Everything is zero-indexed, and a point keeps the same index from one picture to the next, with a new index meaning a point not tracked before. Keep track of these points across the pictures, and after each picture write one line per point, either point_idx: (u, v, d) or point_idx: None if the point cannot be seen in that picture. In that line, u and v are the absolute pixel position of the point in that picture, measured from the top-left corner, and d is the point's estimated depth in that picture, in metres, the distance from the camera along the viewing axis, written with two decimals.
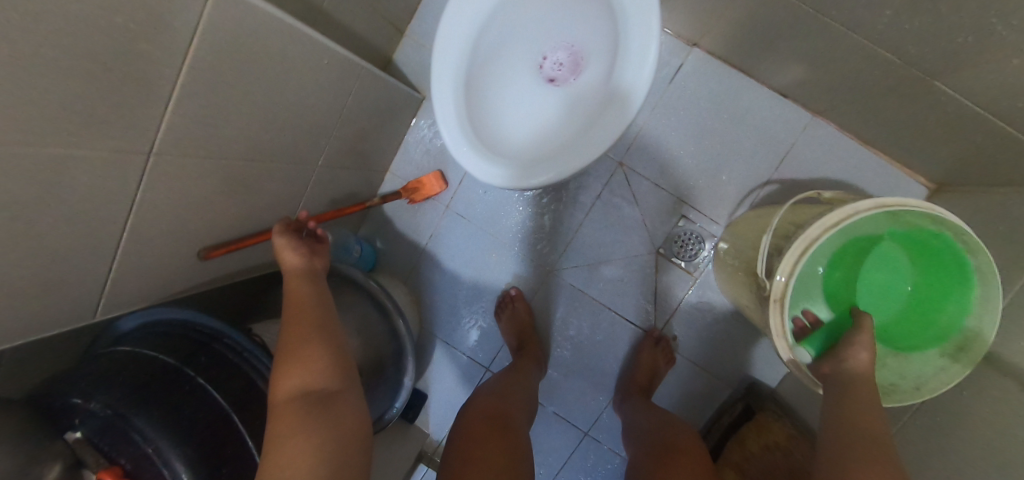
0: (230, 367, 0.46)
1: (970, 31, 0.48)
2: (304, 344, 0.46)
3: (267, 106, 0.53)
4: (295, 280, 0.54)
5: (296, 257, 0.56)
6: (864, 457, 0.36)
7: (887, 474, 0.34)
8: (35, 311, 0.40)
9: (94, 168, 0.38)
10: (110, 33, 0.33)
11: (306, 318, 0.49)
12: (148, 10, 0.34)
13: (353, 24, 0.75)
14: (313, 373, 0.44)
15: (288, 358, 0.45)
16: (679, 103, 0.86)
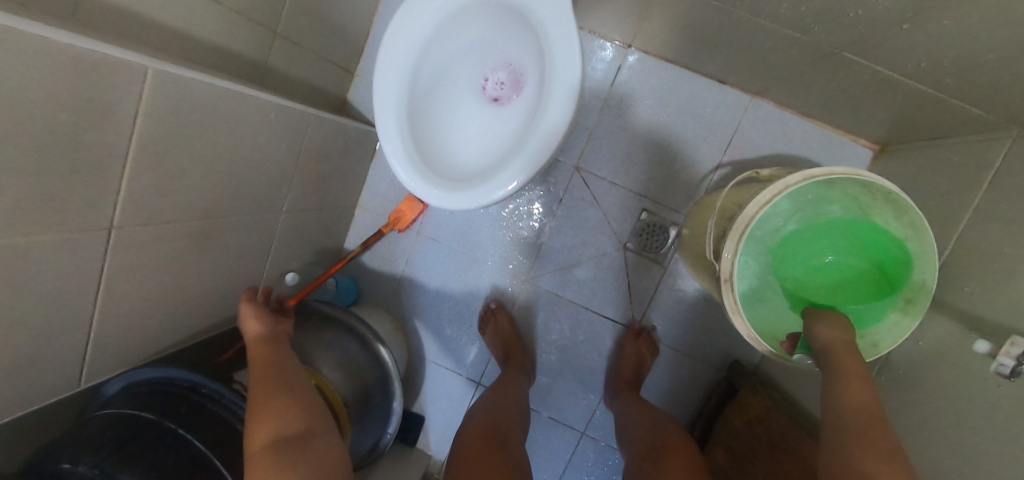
0: (209, 415, 0.49)
1: (857, 7, 0.51)
2: (274, 397, 0.48)
3: (221, 167, 0.57)
4: (258, 345, 0.58)
5: (259, 326, 0.60)
6: (861, 434, 0.38)
7: (885, 448, 0.36)
8: (16, 391, 0.43)
9: (59, 251, 0.41)
10: (56, 130, 0.36)
11: (273, 375, 0.52)
12: (89, 104, 0.38)
13: (299, 75, 0.79)
14: (287, 421, 0.46)
15: (259, 411, 0.47)
16: (624, 103, 0.90)
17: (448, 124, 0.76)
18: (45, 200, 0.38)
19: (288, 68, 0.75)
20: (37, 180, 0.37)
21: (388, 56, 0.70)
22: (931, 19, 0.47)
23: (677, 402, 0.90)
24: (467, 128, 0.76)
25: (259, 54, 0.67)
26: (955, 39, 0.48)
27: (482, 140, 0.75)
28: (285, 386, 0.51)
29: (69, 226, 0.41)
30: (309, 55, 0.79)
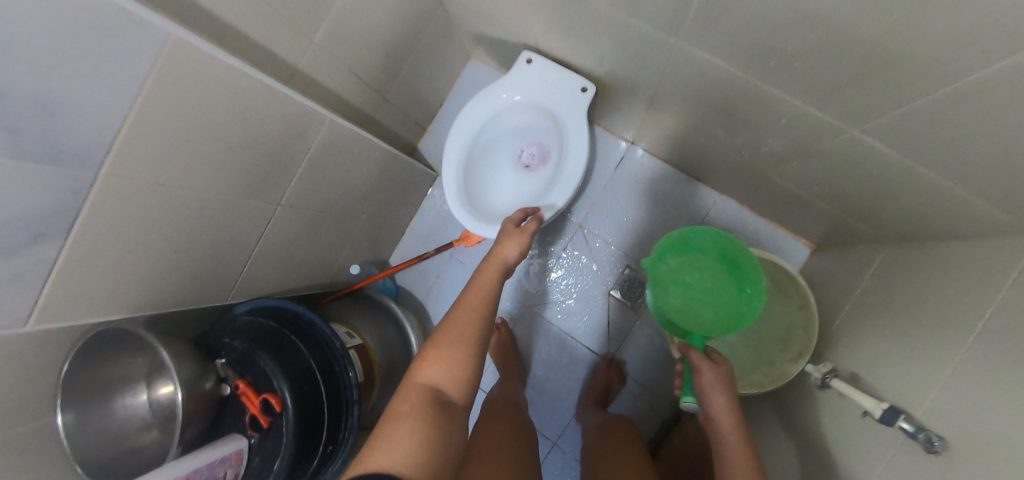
0: (308, 333, 0.72)
1: (771, 145, 0.78)
2: (462, 343, 0.51)
3: (340, 181, 0.85)
4: (492, 269, 0.63)
5: (512, 252, 0.67)
6: None
7: None
8: (196, 292, 0.68)
9: (250, 211, 0.68)
10: (274, 141, 0.65)
11: (477, 318, 0.54)
12: (292, 131, 0.67)
13: (392, 127, 1.10)
14: (451, 376, 0.49)
15: (440, 353, 0.50)
16: (622, 184, 1.18)
17: (492, 178, 1.05)
18: (252, 177, 0.65)
19: (386, 122, 1.06)
20: (253, 164, 0.64)
21: (458, 127, 1.01)
22: (815, 157, 0.72)
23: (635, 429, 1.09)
24: (505, 183, 1.05)
25: (371, 110, 0.98)
26: (829, 175, 0.73)
27: (514, 193, 1.03)
28: (466, 341, 0.52)
29: (256, 195, 0.68)
30: (402, 114, 1.10)
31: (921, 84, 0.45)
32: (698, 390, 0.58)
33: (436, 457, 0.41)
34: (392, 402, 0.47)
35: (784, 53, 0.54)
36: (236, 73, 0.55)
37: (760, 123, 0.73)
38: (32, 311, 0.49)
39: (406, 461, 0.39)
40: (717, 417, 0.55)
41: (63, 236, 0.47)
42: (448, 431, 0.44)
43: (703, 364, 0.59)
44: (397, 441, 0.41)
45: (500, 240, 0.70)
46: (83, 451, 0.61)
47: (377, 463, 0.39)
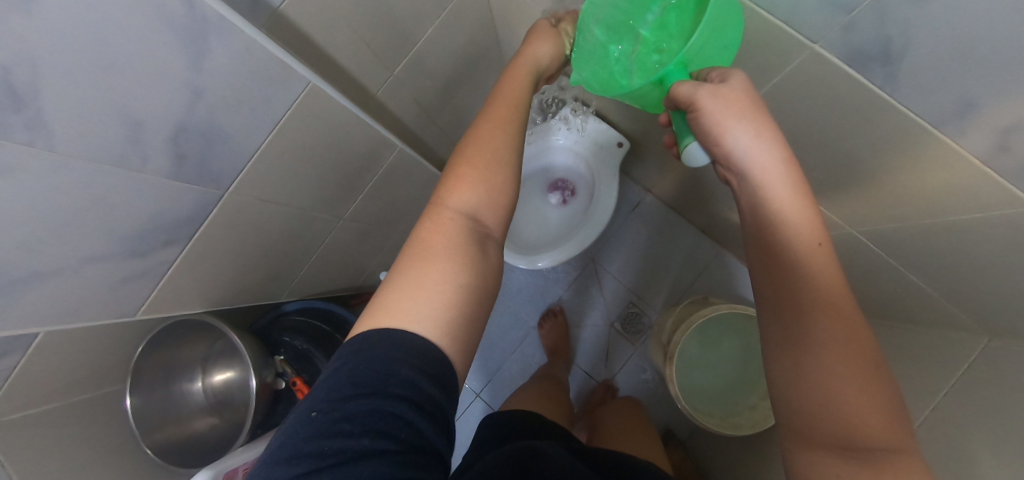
0: None
1: None
2: (488, 159, 0.44)
3: (393, 198, 0.91)
4: (522, 66, 0.54)
5: (545, 51, 0.56)
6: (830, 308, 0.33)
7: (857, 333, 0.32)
8: (257, 291, 0.73)
9: (320, 223, 0.75)
10: (354, 164, 0.71)
11: (503, 134, 0.45)
12: (369, 157, 0.74)
13: (434, 146, 1.16)
14: (482, 195, 0.43)
15: (464, 170, 0.43)
16: (635, 226, 1.21)
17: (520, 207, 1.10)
18: (328, 196, 0.71)
19: (431, 142, 1.12)
20: (333, 185, 0.70)
21: None
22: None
23: None
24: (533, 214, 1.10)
25: (425, 131, 1.04)
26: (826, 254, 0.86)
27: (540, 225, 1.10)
28: (495, 155, 0.44)
29: (327, 210, 0.74)
30: (446, 135, 1.16)
31: (925, 213, 0.56)
32: (708, 139, 0.40)
33: (467, 299, 0.38)
34: (416, 230, 0.41)
35: (813, 163, 0.65)
36: (347, 113, 0.62)
37: None
38: (144, 303, 0.55)
39: (433, 321, 0.35)
40: (751, 163, 0.38)
41: (185, 241, 0.54)
42: (481, 263, 0.41)
43: (707, 102, 0.38)
44: (416, 289, 0.36)
45: (529, 35, 0.58)
46: (148, 437, 0.64)
47: (404, 326, 0.34)
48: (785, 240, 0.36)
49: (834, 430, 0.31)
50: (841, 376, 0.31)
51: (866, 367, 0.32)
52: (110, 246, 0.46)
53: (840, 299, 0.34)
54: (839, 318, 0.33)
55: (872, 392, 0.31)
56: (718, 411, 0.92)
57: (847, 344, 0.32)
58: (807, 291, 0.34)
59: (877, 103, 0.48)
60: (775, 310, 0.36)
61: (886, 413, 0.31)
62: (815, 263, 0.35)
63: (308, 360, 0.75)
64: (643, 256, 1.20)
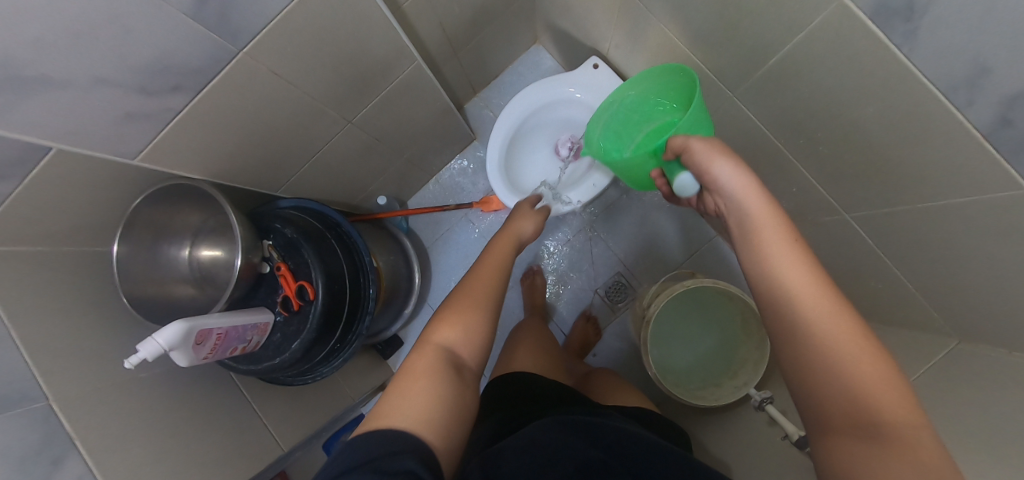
0: (347, 245, 0.81)
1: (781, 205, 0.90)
2: (468, 307, 0.54)
3: (403, 117, 0.92)
4: (501, 241, 0.70)
5: (525, 229, 0.77)
6: (825, 295, 0.37)
7: (851, 314, 0.36)
8: (255, 174, 0.74)
9: (327, 120, 0.75)
10: (371, 64, 0.71)
11: (482, 290, 0.56)
12: (387, 62, 0.74)
13: (454, 84, 1.15)
14: (463, 334, 0.51)
15: (449, 311, 0.53)
16: (636, 199, 1.22)
17: (526, 155, 1.09)
18: (338, 91, 0.71)
19: (451, 78, 1.11)
20: (347, 81, 0.71)
21: (515, 102, 1.01)
22: (814, 228, 0.85)
23: None
24: (536, 166, 1.10)
25: (445, 64, 1.04)
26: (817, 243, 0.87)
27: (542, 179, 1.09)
28: (473, 303, 0.54)
29: (335, 107, 0.74)
30: (466, 75, 1.16)
31: (922, 197, 0.57)
32: (698, 172, 0.50)
33: (447, 406, 0.43)
34: (405, 359, 0.49)
35: (822, 135, 0.65)
36: (374, 6, 0.62)
37: (777, 185, 0.86)
38: (145, 148, 0.56)
39: (416, 416, 0.41)
40: (730, 184, 0.45)
41: (195, 92, 0.54)
42: (460, 386, 0.47)
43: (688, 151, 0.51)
44: (402, 396, 0.42)
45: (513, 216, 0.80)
46: (128, 290, 0.63)
47: (389, 424, 0.39)
48: (764, 249, 0.41)
49: (855, 422, 0.32)
50: (846, 367, 0.34)
51: (862, 356, 0.34)
52: (118, 73, 0.46)
53: (830, 301, 0.36)
54: (833, 319, 0.36)
55: (881, 384, 0.32)
56: (685, 384, 0.92)
57: (847, 340, 0.34)
58: (794, 281, 0.38)
59: (893, 67, 0.48)
60: (776, 321, 0.39)
61: (897, 394, 0.32)
62: (796, 277, 0.38)
63: (295, 251, 0.73)
64: (638, 231, 1.21)
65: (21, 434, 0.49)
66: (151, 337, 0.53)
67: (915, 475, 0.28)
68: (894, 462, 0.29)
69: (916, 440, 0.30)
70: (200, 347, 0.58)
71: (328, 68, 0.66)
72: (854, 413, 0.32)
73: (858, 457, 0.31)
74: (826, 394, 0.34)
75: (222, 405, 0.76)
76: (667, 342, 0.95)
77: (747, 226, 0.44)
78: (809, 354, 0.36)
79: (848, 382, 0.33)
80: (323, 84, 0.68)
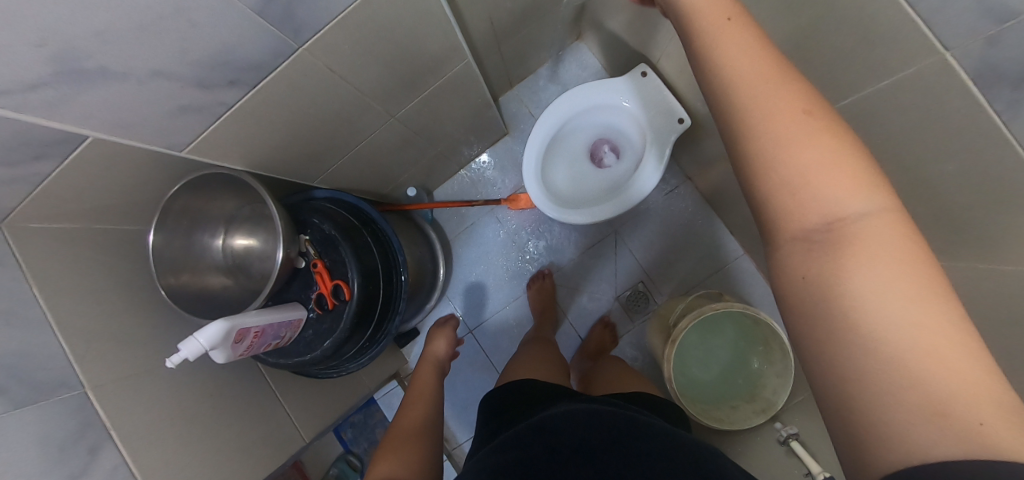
0: (380, 241, 0.78)
1: None
2: (398, 450, 0.59)
3: (443, 111, 0.89)
4: (421, 379, 0.82)
5: (440, 348, 0.94)
6: (764, 74, 0.31)
7: (792, 88, 0.31)
8: (295, 164, 0.71)
9: (373, 115, 0.73)
10: (424, 61, 0.69)
11: (407, 434, 0.64)
12: (440, 59, 0.71)
13: (493, 76, 1.12)
14: (398, 468, 0.55)
15: (378, 462, 0.58)
16: (665, 209, 1.20)
17: (558, 151, 1.05)
18: (388, 85, 0.69)
19: (490, 71, 1.08)
20: (397, 76, 0.68)
21: (557, 104, 0.99)
22: None
23: None
24: (566, 164, 1.07)
25: (488, 57, 1.00)
26: None
27: (572, 179, 1.07)
28: (400, 446, 0.60)
29: (382, 101, 0.72)
30: (505, 68, 1.12)
31: (988, 257, 0.56)
32: None
33: None
34: None
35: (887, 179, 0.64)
36: (437, 4, 0.59)
37: None
38: (193, 140, 0.54)
39: None
40: None
41: (250, 86, 0.52)
42: None
43: None
44: None
45: (430, 337, 0.97)
46: (165, 280, 0.62)
47: None
48: (699, 41, 0.35)
49: (816, 230, 0.29)
50: (801, 181, 0.29)
51: (825, 154, 0.29)
52: (179, 64, 0.44)
53: (783, 106, 0.30)
54: (784, 119, 0.30)
55: (841, 182, 0.29)
56: (703, 403, 0.92)
57: (794, 125, 0.30)
58: (734, 67, 0.32)
59: (987, 131, 0.46)
60: (731, 142, 0.33)
61: (852, 178, 0.29)
62: (742, 78, 0.32)
63: (331, 247, 0.70)
64: (663, 241, 1.20)
65: (62, 423, 0.49)
66: (192, 336, 0.51)
67: (878, 322, 0.26)
68: (852, 275, 0.28)
69: (875, 229, 0.28)
70: (237, 345, 0.56)
71: (383, 66, 0.63)
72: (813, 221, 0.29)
73: (815, 271, 0.29)
74: (778, 214, 0.30)
75: (249, 396, 0.75)
76: (686, 359, 0.95)
77: (686, 27, 0.36)
78: (757, 168, 0.31)
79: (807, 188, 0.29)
80: (375, 80, 0.65)
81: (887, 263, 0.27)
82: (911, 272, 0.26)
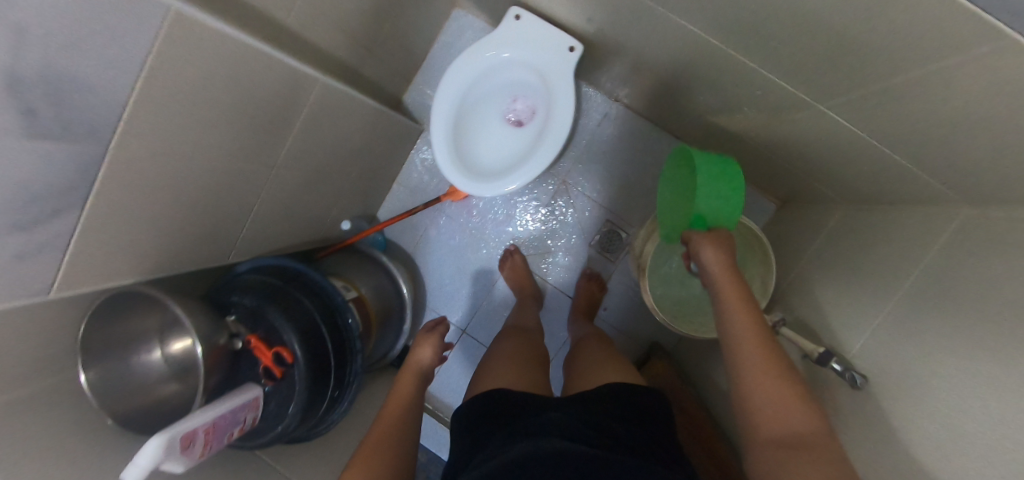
0: (313, 291, 0.76)
1: (753, 110, 0.81)
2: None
3: (332, 139, 0.85)
4: (402, 387, 0.78)
5: (427, 354, 0.89)
6: (754, 326, 0.51)
7: (767, 338, 0.49)
8: (195, 253, 0.69)
9: (250, 175, 0.70)
10: (268, 103, 0.65)
11: (374, 457, 0.59)
12: (284, 95, 0.67)
13: (382, 81, 1.07)
14: None
15: None
16: (607, 139, 1.15)
17: (480, 138, 0.98)
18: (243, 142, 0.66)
19: (374, 77, 1.03)
20: (247, 130, 0.64)
21: (446, 83, 0.92)
22: (794, 126, 0.77)
23: None
24: (494, 145, 0.99)
25: (362, 65, 0.95)
26: (803, 140, 0.79)
27: (506, 158, 0.97)
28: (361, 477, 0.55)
29: (252, 160, 0.69)
30: (391, 68, 1.06)
31: (898, 73, 0.50)
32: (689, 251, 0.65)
33: None
34: None
35: (775, 31, 0.57)
36: (240, 47, 0.55)
37: (740, 93, 0.78)
38: (55, 278, 0.52)
39: None
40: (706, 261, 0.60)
41: (82, 206, 0.49)
42: None
43: (696, 239, 0.62)
44: None
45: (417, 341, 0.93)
46: (113, 410, 0.65)
47: None
48: (717, 303, 0.55)
49: (773, 430, 0.43)
50: (772, 404, 0.44)
51: (761, 375, 0.46)
52: None
53: (754, 349, 0.48)
54: (763, 359, 0.47)
55: (776, 390, 0.45)
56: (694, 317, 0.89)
57: (763, 363, 0.47)
58: (738, 317, 0.52)
59: None
60: (727, 372, 0.50)
61: (803, 412, 0.43)
62: (741, 328, 0.51)
63: (261, 317, 0.69)
64: (615, 172, 1.16)
65: None
66: (132, 462, 0.50)
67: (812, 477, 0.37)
68: (804, 452, 0.40)
69: (824, 448, 0.40)
70: (190, 449, 0.55)
71: (221, 127, 0.60)
72: (767, 423, 0.44)
73: (784, 461, 0.40)
74: (759, 419, 0.44)
75: None
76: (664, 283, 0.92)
77: (711, 289, 0.57)
78: (742, 384, 0.47)
79: (758, 395, 0.45)
80: (222, 144, 0.62)
81: (818, 459, 0.39)
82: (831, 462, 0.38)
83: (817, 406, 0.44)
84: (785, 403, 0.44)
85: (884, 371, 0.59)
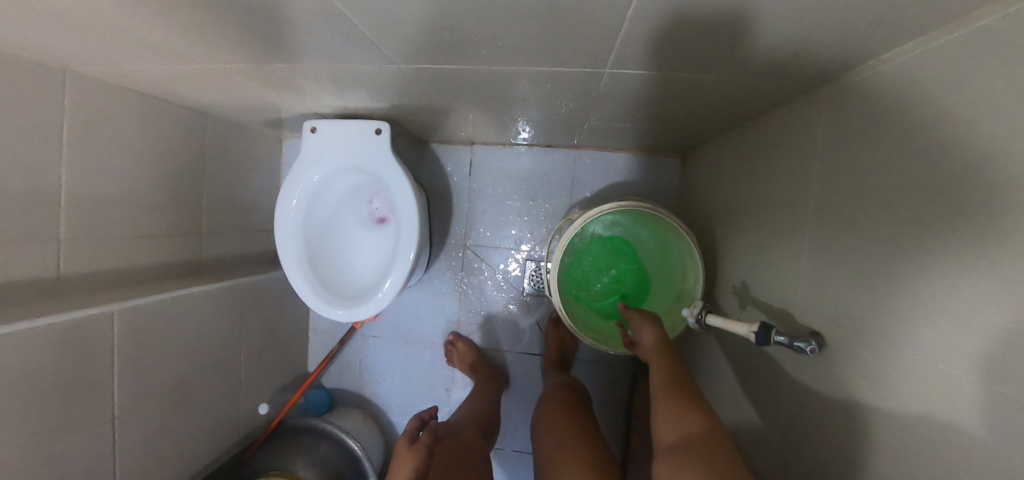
0: None
1: (568, 99, 0.72)
2: None
3: (183, 347, 0.77)
4: None
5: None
6: (668, 364, 0.57)
7: (681, 371, 0.55)
8: None
9: (85, 447, 0.61)
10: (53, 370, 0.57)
11: None
12: (72, 351, 0.59)
13: (234, 249, 1.02)
14: None
15: None
16: (484, 182, 1.09)
17: (361, 255, 0.91)
18: (44, 421, 0.57)
19: (219, 251, 0.97)
20: (41, 412, 0.56)
21: (281, 221, 0.84)
22: (606, 96, 0.68)
23: (606, 406, 1.06)
24: (374, 254, 0.91)
25: (192, 251, 0.90)
26: (630, 101, 0.70)
27: (385, 265, 0.89)
28: None
29: (75, 432, 0.60)
30: (234, 232, 1.01)
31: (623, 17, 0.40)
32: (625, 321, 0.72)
33: None
34: None
35: (485, 38, 0.48)
36: None
37: (531, 94, 0.70)
38: None
39: None
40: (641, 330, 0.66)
41: None
42: None
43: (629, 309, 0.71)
44: None
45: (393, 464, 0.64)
46: None
47: None
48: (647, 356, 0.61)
49: (668, 437, 0.47)
50: (673, 407, 0.49)
51: (663, 394, 0.51)
52: None
53: (664, 375, 0.54)
54: (671, 383, 0.52)
55: (672, 402, 0.50)
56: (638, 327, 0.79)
57: (669, 384, 0.52)
58: (657, 361, 0.58)
59: None
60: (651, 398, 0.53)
61: (698, 415, 0.47)
62: (659, 366, 0.57)
63: None
64: (508, 210, 1.08)
65: None
66: None
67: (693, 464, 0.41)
68: (694, 446, 0.43)
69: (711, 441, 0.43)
70: None
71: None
72: (665, 431, 0.48)
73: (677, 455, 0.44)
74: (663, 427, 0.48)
75: None
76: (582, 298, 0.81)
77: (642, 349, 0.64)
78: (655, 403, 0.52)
79: (660, 410, 0.50)
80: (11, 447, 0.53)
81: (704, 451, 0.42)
82: (714, 456, 0.41)
83: (710, 410, 0.48)
84: (683, 412, 0.48)
85: (826, 328, 0.46)
